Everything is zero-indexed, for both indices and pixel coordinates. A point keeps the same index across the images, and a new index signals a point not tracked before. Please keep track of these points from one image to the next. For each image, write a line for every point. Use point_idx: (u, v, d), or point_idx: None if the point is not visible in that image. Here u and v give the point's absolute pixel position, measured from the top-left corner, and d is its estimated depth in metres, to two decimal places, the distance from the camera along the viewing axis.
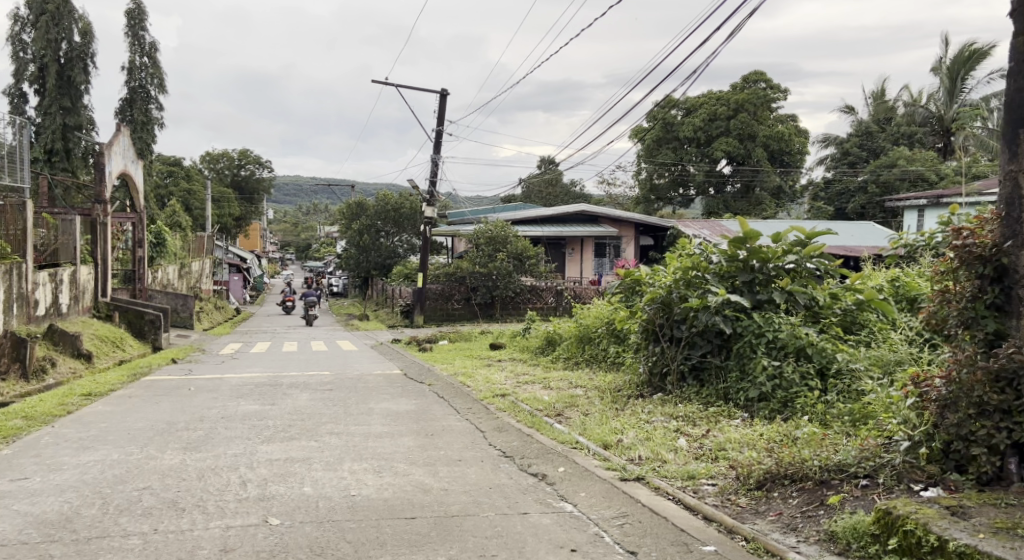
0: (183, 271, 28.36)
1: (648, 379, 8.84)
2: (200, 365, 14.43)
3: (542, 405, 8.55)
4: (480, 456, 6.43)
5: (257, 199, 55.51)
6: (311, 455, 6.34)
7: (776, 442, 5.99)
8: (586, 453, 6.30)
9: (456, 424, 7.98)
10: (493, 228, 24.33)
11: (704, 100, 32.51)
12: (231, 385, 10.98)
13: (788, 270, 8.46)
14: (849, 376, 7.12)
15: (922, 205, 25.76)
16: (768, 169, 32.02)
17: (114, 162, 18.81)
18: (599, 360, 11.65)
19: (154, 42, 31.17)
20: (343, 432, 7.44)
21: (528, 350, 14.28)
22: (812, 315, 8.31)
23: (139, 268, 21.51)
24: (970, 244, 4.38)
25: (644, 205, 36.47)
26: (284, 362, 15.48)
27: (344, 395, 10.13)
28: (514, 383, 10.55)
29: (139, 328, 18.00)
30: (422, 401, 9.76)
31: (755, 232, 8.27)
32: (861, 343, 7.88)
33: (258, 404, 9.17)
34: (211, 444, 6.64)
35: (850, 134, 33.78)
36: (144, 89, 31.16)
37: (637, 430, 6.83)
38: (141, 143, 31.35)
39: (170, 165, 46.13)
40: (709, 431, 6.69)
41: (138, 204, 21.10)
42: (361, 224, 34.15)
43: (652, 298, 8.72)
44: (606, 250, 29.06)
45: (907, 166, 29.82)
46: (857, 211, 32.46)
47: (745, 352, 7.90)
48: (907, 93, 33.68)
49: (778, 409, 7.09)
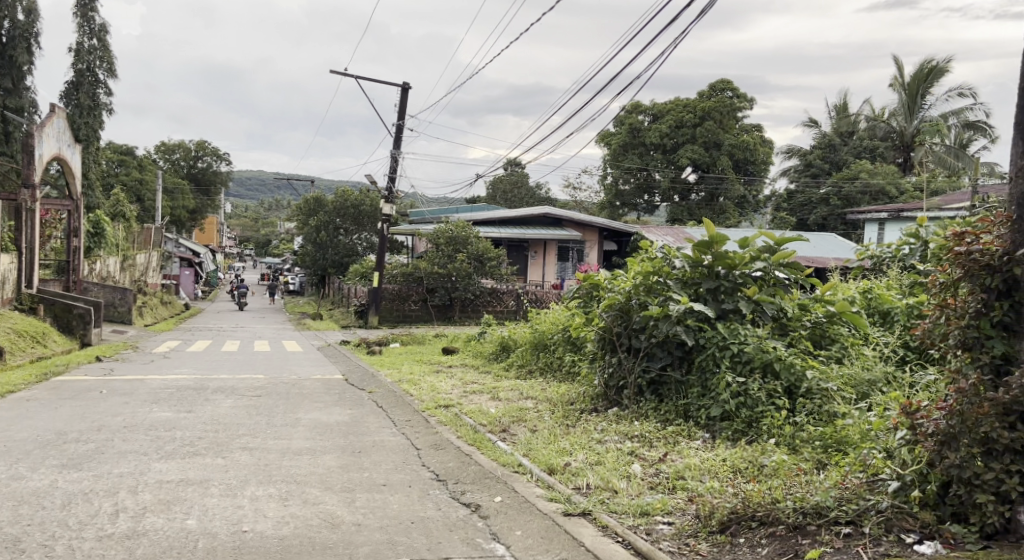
0: (126, 264, 26.93)
1: (603, 392, 8.20)
2: (125, 364, 13.35)
3: (487, 419, 7.77)
4: (407, 481, 5.65)
5: (213, 192, 53.82)
6: (211, 476, 5.45)
7: (741, 473, 5.34)
8: (528, 478, 5.56)
9: (389, 440, 7.19)
10: (453, 228, 23.64)
11: (671, 106, 32.10)
12: (150, 389, 9.98)
13: (754, 278, 7.82)
14: (820, 396, 6.49)
15: (883, 218, 25.63)
16: (732, 178, 31.61)
17: (46, 145, 17.52)
18: (555, 369, 10.93)
19: (105, 24, 29.76)
20: (257, 447, 6.57)
21: (481, 356, 13.48)
22: (780, 328, 7.69)
23: (74, 259, 20.22)
24: (976, 251, 3.77)
25: (609, 211, 35.95)
26: (219, 363, 14.44)
27: (272, 403, 9.24)
28: (460, 392, 9.78)
29: (67, 322, 16.84)
30: (358, 411, 8.93)
31: (722, 237, 7.63)
32: (832, 359, 7.25)
33: (172, 411, 8.25)
34: (96, 461, 5.70)
35: (813, 147, 33.84)
36: (91, 73, 29.69)
37: (587, 452, 6.10)
38: (88, 129, 29.70)
39: (122, 152, 44.28)
40: (667, 455, 6.02)
41: (75, 190, 19.78)
42: (319, 220, 33.01)
43: (609, 304, 8.06)
44: (569, 255, 28.43)
45: (868, 180, 29.79)
46: (818, 222, 32.43)
47: (709, 367, 7.22)
48: (869, 108, 33.72)
49: (742, 430, 6.47)
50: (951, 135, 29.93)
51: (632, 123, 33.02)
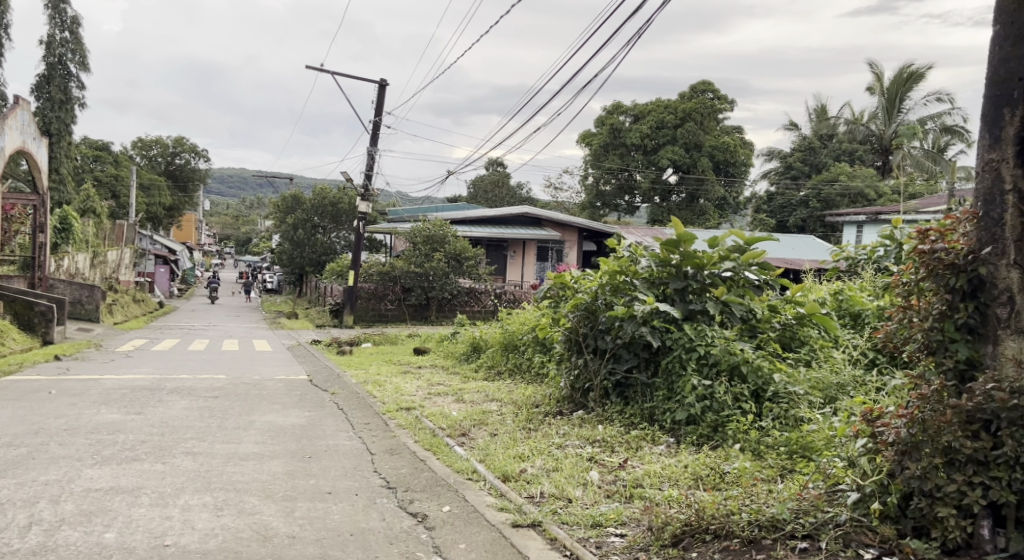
0: (96, 260, 26.30)
1: (569, 395, 7.95)
2: (83, 364, 12.93)
3: (447, 422, 7.48)
4: (355, 489, 5.39)
5: (191, 188, 52.96)
6: (144, 483, 5.13)
7: (701, 480, 5.16)
8: (480, 486, 5.31)
9: (344, 444, 6.91)
10: (431, 226, 23.26)
11: (652, 106, 31.98)
12: (103, 389, 9.61)
13: (724, 278, 7.62)
14: (787, 400, 6.30)
15: (861, 221, 25.70)
16: (713, 179, 31.53)
17: (9, 137, 17.00)
18: (524, 370, 10.68)
19: (77, 16, 29.15)
20: (202, 452, 6.24)
21: (451, 356, 13.18)
22: (749, 329, 7.49)
23: (39, 255, 19.69)
24: (941, 249, 3.60)
25: (590, 211, 35.77)
26: (183, 363, 14.05)
27: (228, 404, 8.91)
28: (424, 394, 9.52)
29: (28, 320, 16.33)
30: (316, 413, 8.65)
31: (690, 236, 7.42)
32: (800, 362, 7.07)
33: (120, 413, 7.89)
34: (23, 467, 5.37)
35: (793, 149, 33.95)
36: (63, 66, 29.06)
37: (545, 458, 5.86)
38: (59, 123, 29.00)
39: (97, 148, 43.48)
40: (627, 461, 5.80)
41: (41, 185, 19.27)
42: (296, 218, 32.53)
43: (576, 305, 7.85)
44: (548, 255, 28.20)
45: (848, 183, 29.83)
46: (798, 224, 32.43)
47: (675, 369, 7.00)
48: (849, 112, 33.64)
49: (707, 435, 6.27)
50: (929, 139, 29.98)
51: (613, 123, 32.88)
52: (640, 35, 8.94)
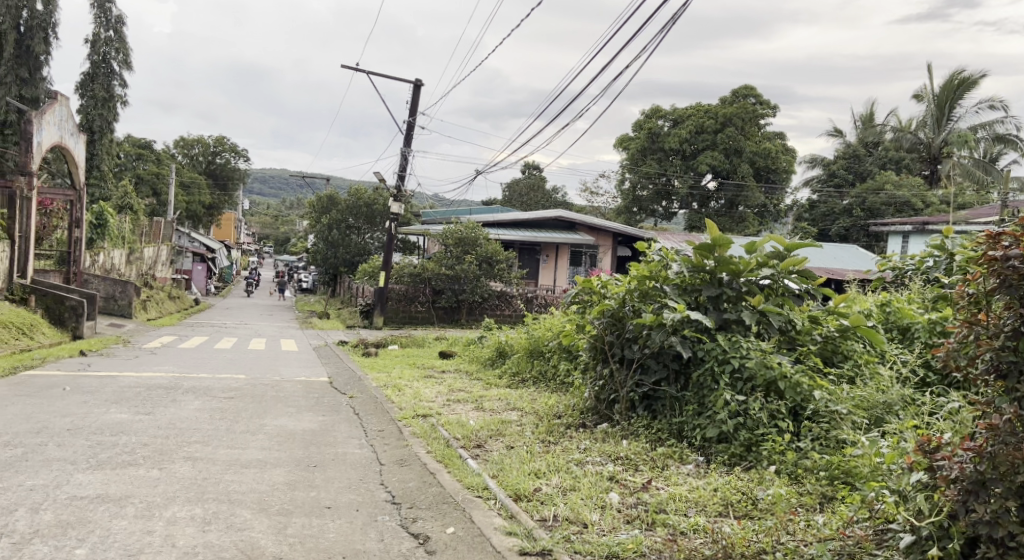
0: (132, 257, 26.51)
1: (593, 406, 7.52)
2: (106, 360, 12.85)
3: (462, 431, 7.08)
4: (356, 504, 5.02)
5: (230, 188, 53.58)
6: (133, 492, 4.83)
7: (733, 509, 4.69)
8: (490, 505, 4.90)
9: (353, 453, 6.56)
10: (463, 228, 22.89)
11: (692, 111, 31.24)
12: (118, 387, 9.44)
13: (761, 286, 7.11)
14: (829, 420, 5.78)
15: (908, 231, 24.71)
16: (753, 186, 30.76)
17: (46, 131, 17.01)
18: (549, 379, 10.25)
19: (122, 16, 29.52)
20: (202, 457, 5.95)
21: (476, 361, 12.80)
22: (786, 342, 6.96)
23: (76, 250, 19.85)
24: (1016, 257, 3.09)
25: (625, 216, 35.13)
26: (205, 361, 13.88)
27: (242, 406, 8.65)
28: (444, 401, 9.15)
29: (58, 314, 16.37)
30: (331, 418, 8.32)
31: (726, 240, 6.92)
32: (843, 379, 6.53)
33: (129, 413, 7.68)
34: (12, 470, 5.14)
35: (837, 156, 32.88)
36: (107, 64, 29.46)
37: (562, 476, 5.43)
38: (102, 121, 29.41)
39: (140, 146, 44.24)
40: (652, 481, 5.35)
41: (79, 179, 19.36)
42: (331, 218, 32.51)
43: (601, 311, 7.40)
44: (582, 259, 27.80)
45: (894, 191, 28.78)
46: (840, 233, 31.47)
47: (706, 382, 6.51)
48: (896, 119, 32.63)
49: (739, 456, 5.81)
50: (980, 148, 28.84)
51: (651, 127, 32.34)
52: (672, 24, 8.56)
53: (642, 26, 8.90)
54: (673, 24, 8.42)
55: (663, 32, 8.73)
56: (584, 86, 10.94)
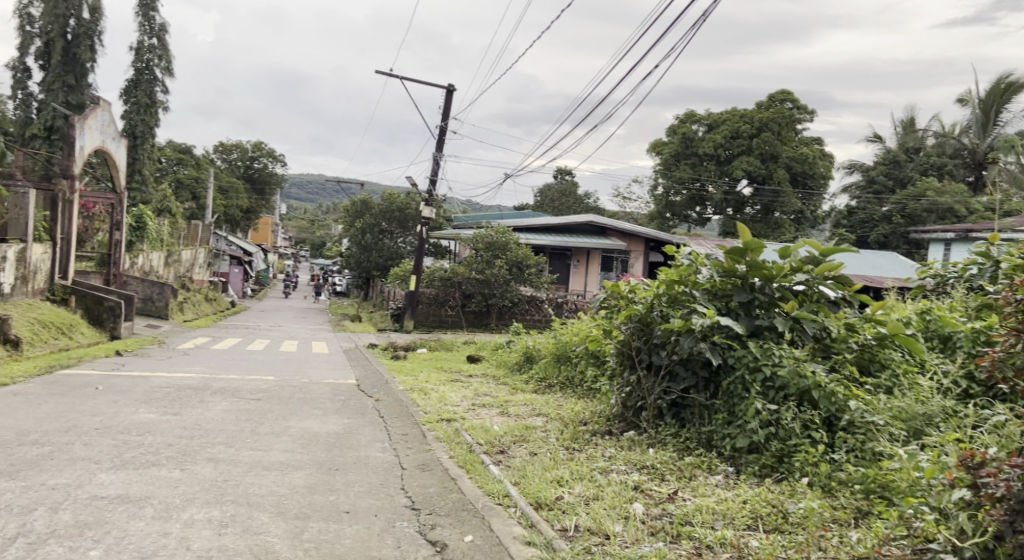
0: (170, 259, 26.97)
1: (620, 413, 7.37)
2: (140, 361, 13.03)
3: (486, 437, 6.98)
4: (374, 509, 4.95)
5: (267, 192, 54.32)
6: (153, 492, 4.82)
7: (762, 523, 4.52)
8: (510, 514, 4.79)
9: (375, 457, 6.49)
10: (493, 233, 22.83)
11: (727, 116, 30.84)
12: (149, 387, 9.53)
13: (795, 292, 6.89)
14: (865, 431, 5.56)
15: (950, 238, 24.04)
16: (790, 191, 30.01)
17: (88, 136, 17.35)
18: (575, 385, 10.12)
19: (165, 23, 30.11)
20: (224, 459, 5.93)
21: (503, 366, 12.70)
22: (821, 350, 6.73)
23: (115, 252, 20.25)
24: None
25: (658, 222, 34.80)
26: (236, 362, 14.00)
27: (268, 408, 8.65)
28: (469, 405, 9.07)
29: (97, 315, 16.68)
30: (355, 421, 8.29)
31: (759, 244, 6.72)
32: (880, 389, 6.29)
33: (157, 413, 7.72)
34: (37, 468, 5.18)
35: (876, 162, 32.17)
36: (150, 71, 30.07)
37: (585, 485, 5.29)
38: (144, 126, 30.00)
39: (181, 151, 45.09)
40: (678, 492, 5.19)
41: (120, 183, 19.74)
42: (364, 222, 32.74)
43: (628, 316, 7.25)
44: (613, 265, 27.45)
45: (936, 198, 28.04)
46: (879, 240, 30.76)
47: (737, 391, 6.32)
48: (939, 124, 31.84)
49: (771, 467, 5.63)
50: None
51: (685, 132, 31.96)
52: (704, 20, 8.46)
53: (672, 23, 8.78)
54: (704, 21, 8.30)
55: (693, 29, 8.62)
56: (613, 86, 10.85)
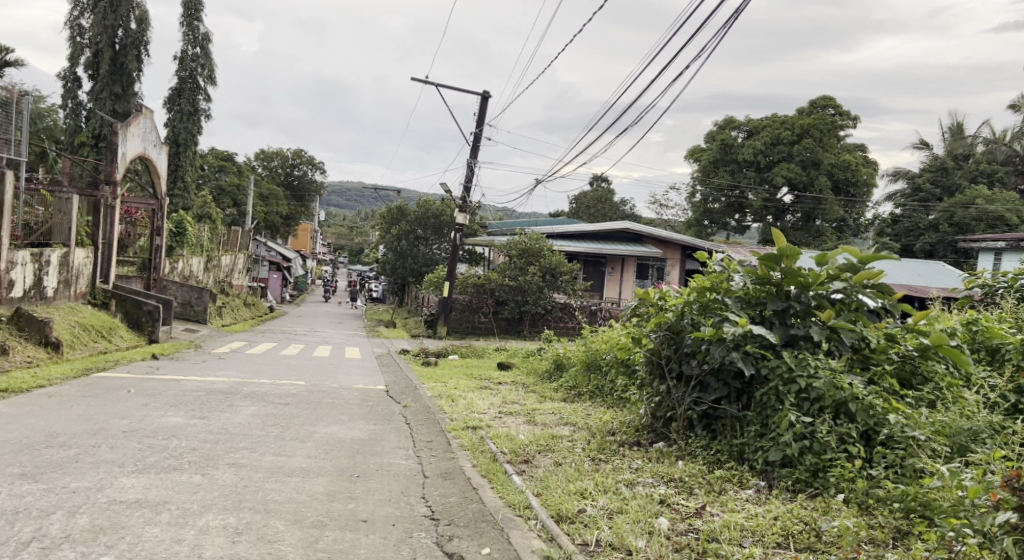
0: (210, 264, 27.41)
1: (649, 423, 7.19)
2: (174, 364, 13.20)
3: (510, 446, 6.86)
4: (392, 518, 4.87)
5: (307, 199, 54.97)
6: (172, 497, 4.80)
7: (794, 542, 4.32)
8: (530, 526, 4.67)
9: (397, 465, 6.41)
10: (527, 240, 22.73)
11: (767, 122, 30.31)
12: (180, 391, 9.62)
13: (832, 301, 6.63)
14: (905, 447, 5.31)
15: (1000, 247, 23.21)
16: (831, 199, 29.45)
17: (130, 143, 17.69)
18: (605, 394, 9.94)
19: (208, 33, 30.69)
20: (246, 464, 5.91)
21: (533, 374, 12.54)
22: (859, 360, 6.46)
23: (156, 257, 20.66)
24: None
25: (696, 229, 34.30)
26: (268, 367, 14.10)
27: (295, 413, 8.64)
28: (496, 413, 8.95)
29: (136, 319, 16.99)
30: (381, 427, 8.22)
31: (794, 251, 6.51)
32: (922, 402, 6.01)
33: (184, 417, 7.77)
34: (60, 471, 5.21)
35: (923, 169, 31.31)
36: (193, 80, 30.67)
37: (609, 497, 5.14)
38: (187, 134, 30.59)
39: (223, 158, 45.89)
40: (706, 507, 5.01)
41: (161, 188, 20.13)
42: (400, 229, 32.89)
43: (658, 323, 7.07)
44: (648, 272, 27.25)
45: (986, 205, 27.15)
46: (925, 249, 29.86)
47: (770, 402, 6.09)
48: (988, 131, 30.93)
49: (804, 482, 5.41)
50: None
51: (724, 139, 31.46)
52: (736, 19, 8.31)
53: (705, 23, 8.62)
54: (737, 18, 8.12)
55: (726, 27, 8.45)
56: (646, 90, 10.70)
